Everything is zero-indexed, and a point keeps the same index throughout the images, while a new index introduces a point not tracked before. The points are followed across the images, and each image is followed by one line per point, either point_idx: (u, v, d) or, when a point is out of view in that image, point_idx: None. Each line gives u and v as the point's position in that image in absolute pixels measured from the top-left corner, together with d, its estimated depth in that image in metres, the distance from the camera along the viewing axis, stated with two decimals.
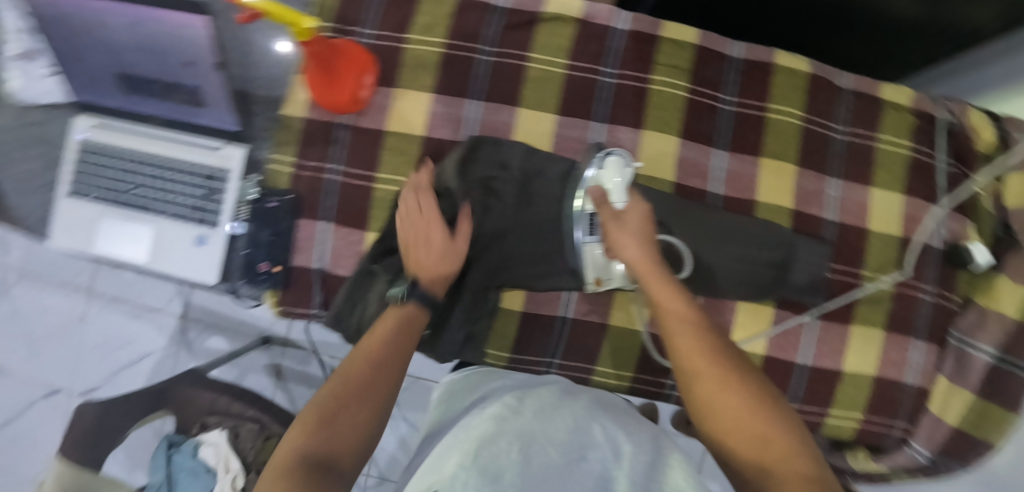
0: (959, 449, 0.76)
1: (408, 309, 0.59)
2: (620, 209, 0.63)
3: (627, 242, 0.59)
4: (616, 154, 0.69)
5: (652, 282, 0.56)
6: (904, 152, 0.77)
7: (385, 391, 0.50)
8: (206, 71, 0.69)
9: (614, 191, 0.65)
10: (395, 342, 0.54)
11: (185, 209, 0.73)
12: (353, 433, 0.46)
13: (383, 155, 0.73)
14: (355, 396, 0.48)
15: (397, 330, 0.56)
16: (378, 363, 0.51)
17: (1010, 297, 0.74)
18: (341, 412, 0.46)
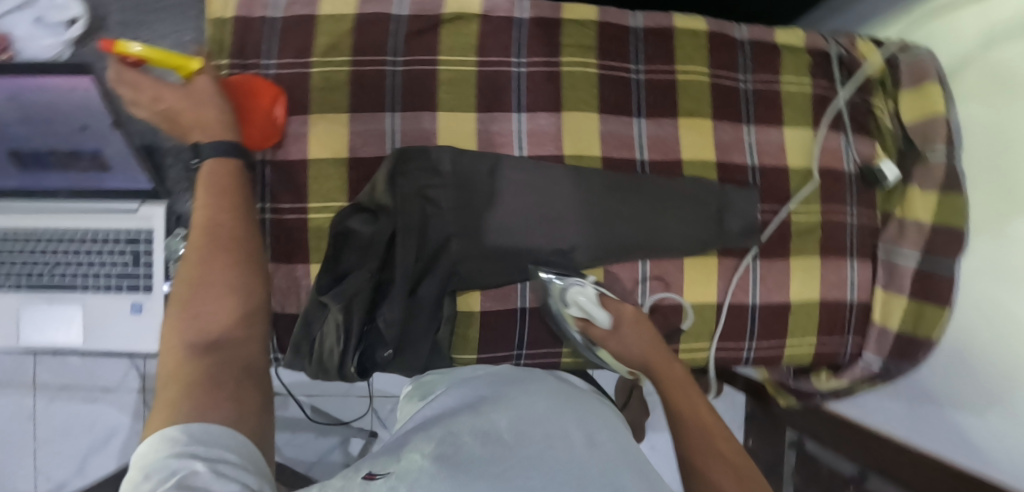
0: (906, 353, 0.81)
1: (210, 167, 0.58)
2: (609, 331, 0.70)
3: (634, 349, 0.69)
4: (574, 282, 0.70)
5: (669, 379, 0.64)
6: (806, 89, 0.82)
7: (240, 246, 0.54)
8: (104, 133, 0.64)
9: (593, 314, 0.69)
10: (220, 213, 0.55)
11: (113, 279, 0.70)
12: (217, 308, 0.50)
13: (312, 183, 0.72)
14: (207, 268, 0.51)
15: (213, 190, 0.56)
16: (211, 231, 0.54)
17: (922, 204, 0.80)
18: (203, 296, 0.50)
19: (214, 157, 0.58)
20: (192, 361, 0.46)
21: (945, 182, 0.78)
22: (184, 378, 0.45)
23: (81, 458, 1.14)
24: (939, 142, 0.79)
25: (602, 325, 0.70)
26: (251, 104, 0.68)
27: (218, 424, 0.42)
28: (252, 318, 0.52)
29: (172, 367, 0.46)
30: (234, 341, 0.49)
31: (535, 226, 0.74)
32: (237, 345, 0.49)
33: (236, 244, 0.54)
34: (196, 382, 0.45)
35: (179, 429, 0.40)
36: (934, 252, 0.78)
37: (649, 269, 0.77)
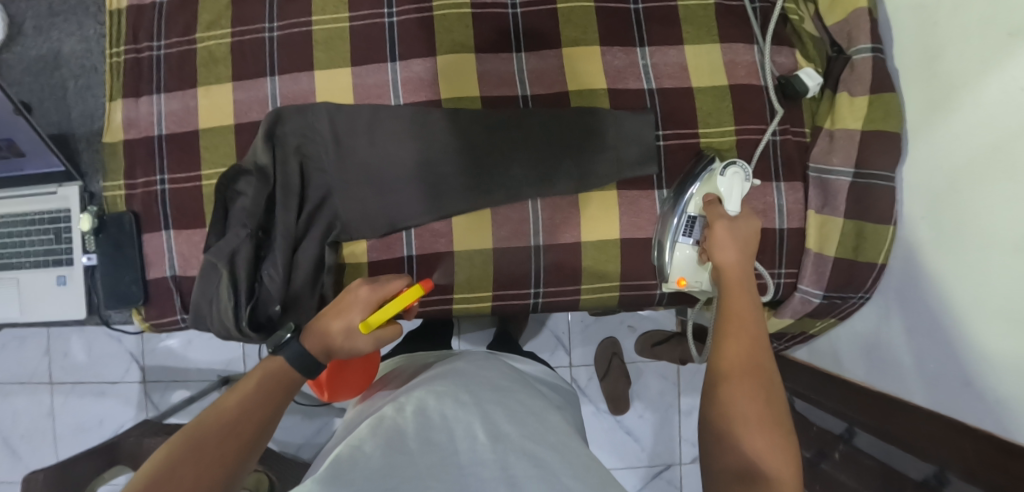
0: (849, 280, 0.72)
1: (274, 362, 0.57)
2: (732, 217, 0.63)
3: (729, 252, 0.61)
4: (739, 165, 0.66)
5: (735, 291, 0.58)
6: (708, 2, 0.75)
7: (243, 438, 0.49)
8: (11, 120, 0.70)
9: (728, 198, 0.65)
10: (255, 406, 0.52)
11: (41, 256, 0.76)
12: (196, 474, 0.44)
13: (204, 151, 0.75)
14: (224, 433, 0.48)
15: (261, 389, 0.54)
16: (232, 424, 0.49)
17: (851, 111, 0.71)
18: (183, 464, 0.44)
19: (283, 356, 0.57)
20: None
21: (875, 84, 0.68)
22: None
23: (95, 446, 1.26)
24: (864, 41, 0.69)
25: (728, 211, 0.64)
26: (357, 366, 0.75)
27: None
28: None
29: None
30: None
31: (415, 174, 0.73)
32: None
33: (247, 439, 0.49)
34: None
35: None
36: (868, 163, 0.69)
37: (540, 208, 0.73)
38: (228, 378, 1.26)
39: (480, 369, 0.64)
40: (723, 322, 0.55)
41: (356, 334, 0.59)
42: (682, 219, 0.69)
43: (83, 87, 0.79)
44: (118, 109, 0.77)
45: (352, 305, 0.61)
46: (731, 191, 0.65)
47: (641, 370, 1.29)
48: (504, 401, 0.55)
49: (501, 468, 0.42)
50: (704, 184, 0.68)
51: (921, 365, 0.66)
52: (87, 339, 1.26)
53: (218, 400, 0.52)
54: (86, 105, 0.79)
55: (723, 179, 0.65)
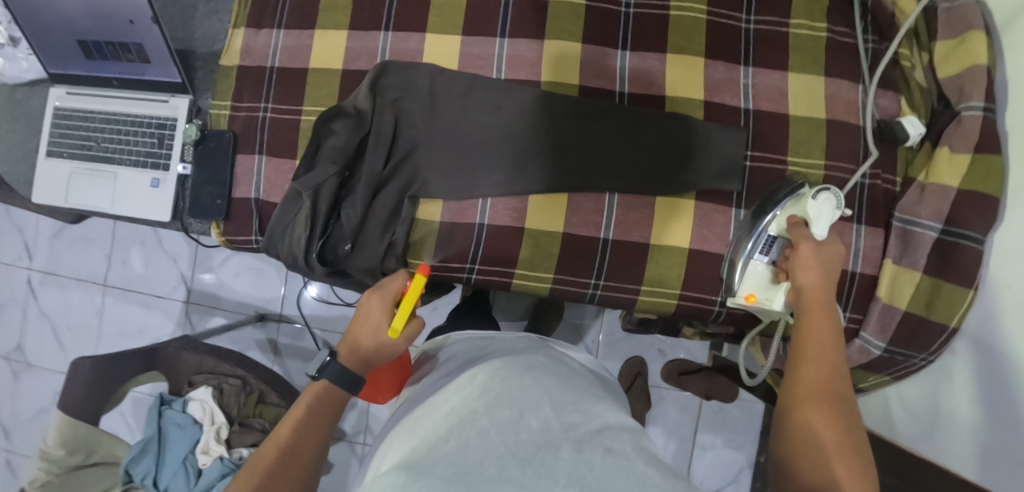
0: (915, 337, 0.70)
1: (318, 387, 0.57)
2: (818, 241, 0.62)
3: (813, 272, 0.60)
4: (833, 190, 0.63)
5: (815, 313, 0.58)
6: (821, 34, 0.75)
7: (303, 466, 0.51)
8: (146, 27, 0.76)
9: (817, 222, 0.63)
10: (309, 433, 0.54)
11: (141, 157, 0.81)
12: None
13: (308, 89, 0.79)
14: (281, 468, 0.50)
15: (311, 416, 0.55)
16: (290, 454, 0.51)
17: (948, 167, 0.70)
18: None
19: (326, 378, 0.57)
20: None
21: (980, 143, 0.67)
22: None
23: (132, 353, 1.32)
24: (977, 99, 0.68)
25: (815, 235, 0.62)
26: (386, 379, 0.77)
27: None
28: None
29: None
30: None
31: (502, 144, 0.75)
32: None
33: (305, 463, 0.52)
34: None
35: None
36: (959, 222, 0.68)
37: (616, 203, 0.74)
38: (264, 315, 1.31)
39: (541, 353, 0.67)
40: (800, 344, 0.56)
41: (387, 339, 0.60)
42: (762, 236, 0.69)
43: (212, 10, 0.84)
44: (238, 36, 0.82)
45: (372, 315, 0.62)
46: (821, 214, 0.63)
47: (663, 396, 1.27)
48: (560, 382, 0.57)
49: (579, 451, 0.44)
50: (793, 204, 0.67)
51: (974, 440, 0.65)
52: (146, 251, 1.32)
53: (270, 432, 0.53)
54: (209, 27, 0.84)
55: (813, 202, 0.63)
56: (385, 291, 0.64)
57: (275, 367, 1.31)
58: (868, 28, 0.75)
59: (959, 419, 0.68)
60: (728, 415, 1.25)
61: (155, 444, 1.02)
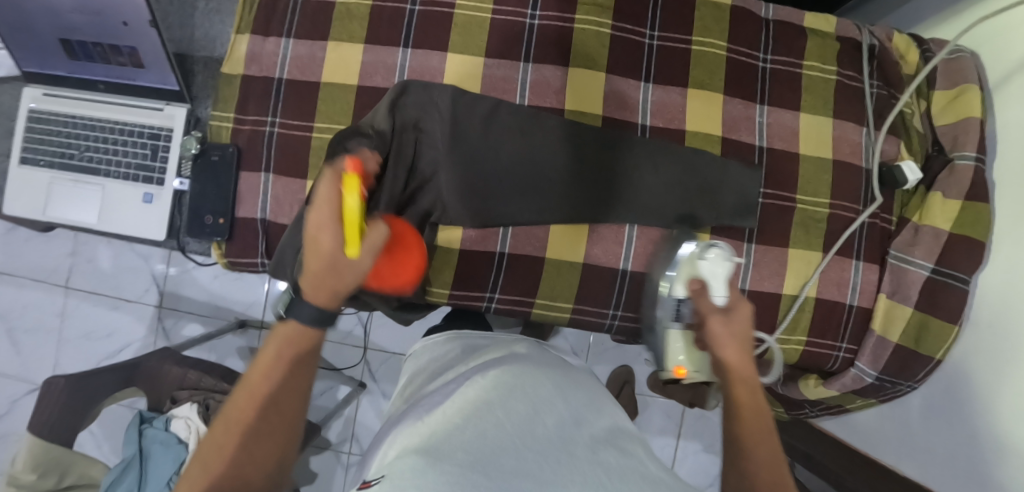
0: (904, 368, 0.75)
1: (289, 330, 0.49)
2: (725, 313, 0.55)
3: (728, 342, 0.54)
4: (720, 246, 0.64)
5: (741, 392, 0.52)
6: (831, 77, 0.78)
7: (287, 416, 0.48)
8: (143, 29, 0.69)
9: (716, 282, 0.60)
10: (289, 383, 0.48)
11: (132, 170, 0.76)
12: (257, 458, 0.47)
13: (320, 104, 0.75)
14: (252, 439, 0.47)
15: (287, 365, 0.48)
16: (268, 406, 0.47)
17: (941, 210, 0.75)
18: (240, 461, 0.46)
19: (295, 321, 0.48)
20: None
21: (971, 191, 0.72)
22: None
23: (97, 360, 1.24)
24: (970, 149, 0.73)
25: (716, 301, 0.57)
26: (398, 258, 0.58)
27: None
28: (278, 464, 0.49)
29: None
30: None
31: (524, 173, 0.74)
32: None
33: (283, 415, 0.48)
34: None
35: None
36: (949, 263, 0.73)
37: (634, 235, 0.75)
38: (245, 322, 1.24)
39: (535, 355, 0.66)
40: (736, 415, 0.52)
41: (343, 258, 0.47)
42: (672, 299, 0.66)
43: (212, 9, 0.78)
44: (242, 42, 0.76)
45: (322, 237, 0.47)
46: (717, 275, 0.60)
47: (648, 402, 1.31)
48: (566, 383, 0.58)
49: (593, 452, 0.45)
50: (688, 269, 0.64)
51: (955, 466, 0.71)
52: (114, 251, 1.24)
53: (246, 374, 0.48)
54: (209, 28, 0.78)
55: (706, 262, 0.62)
56: (329, 203, 0.47)
57: None
58: (874, 74, 0.79)
59: (939, 444, 0.74)
60: (708, 421, 1.31)
61: (138, 463, 0.95)
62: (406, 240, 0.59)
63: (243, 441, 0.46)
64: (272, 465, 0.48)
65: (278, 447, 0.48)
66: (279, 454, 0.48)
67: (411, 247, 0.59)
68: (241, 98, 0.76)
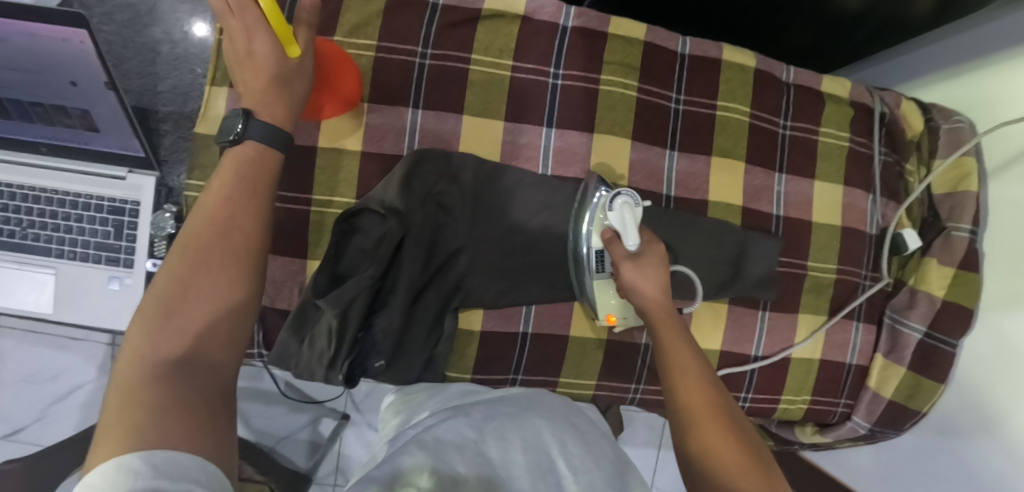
0: (895, 421, 0.79)
1: (244, 151, 0.45)
2: (633, 257, 0.59)
3: (642, 285, 0.58)
4: (626, 194, 0.63)
5: (664, 327, 0.54)
6: (844, 143, 0.78)
7: (239, 244, 0.41)
8: (97, 91, 0.56)
9: (625, 231, 0.60)
10: (245, 198, 0.42)
11: (91, 249, 0.64)
12: (205, 316, 0.38)
13: (321, 173, 0.67)
14: (200, 270, 0.39)
15: (243, 182, 0.43)
16: (227, 228, 0.41)
17: (936, 278, 0.78)
18: (186, 303, 0.38)
19: (253, 138, 0.45)
20: (159, 384, 0.34)
21: (964, 262, 0.76)
22: (139, 393, 0.33)
23: (43, 405, 1.04)
24: (966, 222, 0.76)
25: (629, 247, 0.60)
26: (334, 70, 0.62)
27: (165, 451, 0.30)
28: (237, 338, 0.39)
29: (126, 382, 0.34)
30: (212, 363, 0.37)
31: (549, 248, 0.70)
32: (216, 372, 0.37)
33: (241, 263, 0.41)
34: (152, 404, 0.33)
35: (137, 457, 0.29)
36: (940, 328, 0.77)
37: None
38: None
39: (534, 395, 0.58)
40: (665, 358, 0.52)
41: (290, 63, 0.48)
42: (590, 252, 0.65)
43: (176, 56, 0.67)
44: (219, 96, 0.65)
45: (254, 47, 0.46)
46: (626, 223, 0.61)
47: (632, 418, 1.34)
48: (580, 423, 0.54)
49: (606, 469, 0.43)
50: (593, 223, 0.65)
51: None
52: None
53: (196, 200, 0.42)
54: (177, 78, 0.67)
55: (614, 212, 0.62)
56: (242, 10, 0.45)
57: None
58: (882, 141, 0.80)
59: None
60: None
61: None
62: (340, 58, 0.62)
63: (190, 284, 0.38)
64: (229, 350, 0.39)
65: (236, 312, 0.39)
66: (237, 315, 0.39)
67: (344, 64, 0.63)
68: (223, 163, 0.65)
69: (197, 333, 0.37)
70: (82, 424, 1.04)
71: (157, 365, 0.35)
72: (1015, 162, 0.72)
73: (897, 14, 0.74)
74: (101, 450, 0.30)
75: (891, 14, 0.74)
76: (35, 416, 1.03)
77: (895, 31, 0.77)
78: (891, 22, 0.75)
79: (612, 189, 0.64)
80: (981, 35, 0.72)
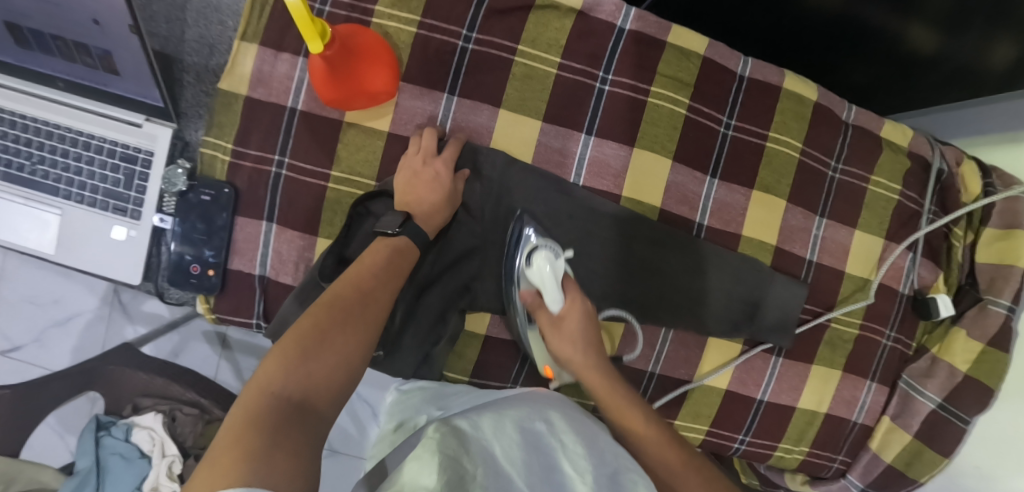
0: (888, 485, 0.78)
1: (397, 243, 0.57)
2: (554, 321, 0.59)
3: (568, 350, 0.58)
4: (546, 247, 0.60)
5: (601, 391, 0.56)
6: (894, 196, 0.74)
7: (367, 320, 0.50)
8: (120, 34, 0.52)
9: (546, 290, 0.58)
10: (385, 278, 0.54)
11: (98, 195, 0.62)
12: (331, 372, 0.45)
13: (342, 148, 0.64)
14: (340, 322, 0.48)
15: (387, 265, 0.55)
16: (363, 297, 0.51)
17: (961, 348, 0.75)
18: (321, 349, 0.45)
19: (405, 235, 0.57)
20: (281, 421, 0.38)
21: (995, 338, 0.72)
22: (260, 420, 0.38)
23: (40, 327, 1.04)
24: (1005, 297, 0.72)
25: (550, 309, 0.59)
26: (364, 64, 0.59)
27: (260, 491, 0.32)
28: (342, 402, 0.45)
29: (245, 414, 0.38)
30: (319, 416, 0.42)
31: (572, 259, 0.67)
32: (321, 423, 0.42)
33: (362, 333, 0.49)
34: (266, 429, 0.37)
35: None
36: (955, 402, 0.74)
37: (669, 338, 0.72)
38: None
39: (536, 399, 0.56)
40: (618, 427, 0.54)
41: (439, 186, 0.60)
42: (520, 310, 0.63)
43: (207, 4, 0.64)
44: (248, 53, 0.62)
45: (425, 170, 0.61)
46: (546, 278, 0.58)
47: None
48: (582, 424, 0.52)
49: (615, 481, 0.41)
50: (521, 280, 0.61)
51: None
52: None
53: (343, 273, 0.53)
54: (205, 27, 0.64)
55: (531, 271, 0.59)
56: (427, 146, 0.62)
57: (221, 364, 1.05)
58: (933, 200, 0.76)
59: None
60: None
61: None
62: (373, 51, 0.59)
63: (330, 333, 0.46)
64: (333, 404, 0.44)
65: (348, 371, 0.46)
66: (345, 374, 0.46)
67: (379, 59, 0.60)
68: (245, 124, 0.63)
69: (321, 380, 0.44)
70: (81, 348, 1.05)
71: (279, 404, 0.40)
72: None
73: (972, 64, 0.67)
74: (217, 461, 0.34)
75: (963, 64, 0.68)
76: (33, 337, 1.05)
77: (961, 84, 0.70)
78: (963, 73, 0.69)
79: (537, 237, 0.61)
80: None
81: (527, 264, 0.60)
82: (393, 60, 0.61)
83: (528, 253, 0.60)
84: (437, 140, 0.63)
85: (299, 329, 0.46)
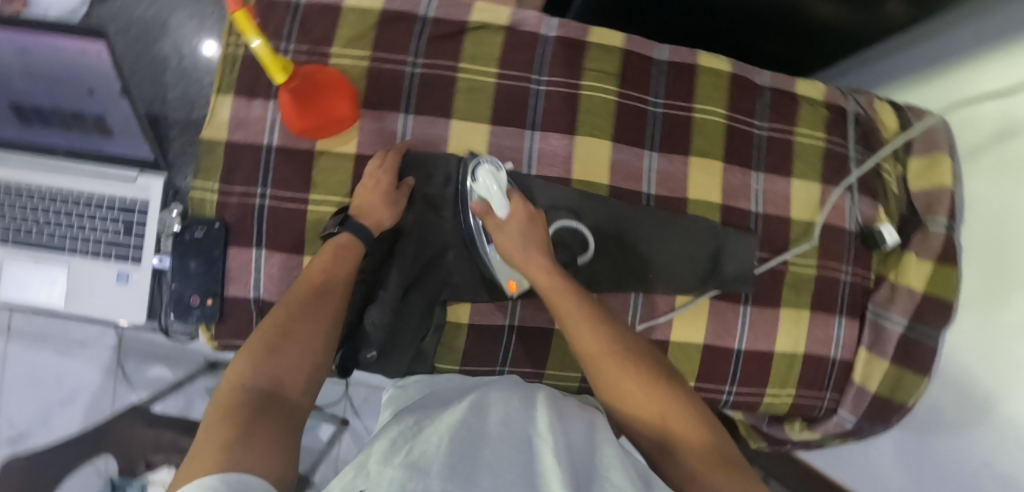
0: (880, 414, 0.80)
1: (339, 240, 0.64)
2: (501, 221, 0.64)
3: (513, 249, 0.63)
4: (487, 163, 0.67)
5: (556, 297, 0.59)
6: (819, 144, 0.82)
7: (327, 314, 0.57)
8: (111, 98, 0.61)
9: (493, 198, 0.64)
10: (336, 274, 0.61)
11: (102, 246, 0.69)
12: (296, 363, 0.51)
13: (316, 174, 0.71)
14: (303, 319, 0.55)
15: (334, 263, 0.61)
16: (321, 293, 0.58)
17: (916, 271, 0.79)
18: (285, 347, 0.52)
19: (348, 232, 0.64)
20: (256, 411, 0.45)
21: (941, 255, 0.77)
22: (237, 412, 0.44)
23: (47, 408, 1.08)
24: (941, 215, 0.77)
25: (498, 214, 0.64)
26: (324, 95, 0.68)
27: (240, 472, 0.38)
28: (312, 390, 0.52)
29: (225, 407, 0.45)
30: (292, 404, 0.48)
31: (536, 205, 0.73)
32: (294, 409, 0.48)
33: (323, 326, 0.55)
34: (240, 420, 0.43)
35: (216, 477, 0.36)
36: (921, 321, 0.78)
37: (640, 301, 0.77)
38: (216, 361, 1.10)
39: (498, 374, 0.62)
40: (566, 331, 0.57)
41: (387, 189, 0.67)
42: (477, 224, 0.68)
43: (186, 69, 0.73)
44: (225, 104, 0.71)
45: (369, 179, 0.67)
46: (491, 192, 0.65)
47: None
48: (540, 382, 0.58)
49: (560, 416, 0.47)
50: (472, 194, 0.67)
51: None
52: None
53: (302, 278, 0.60)
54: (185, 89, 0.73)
55: (477, 184, 0.66)
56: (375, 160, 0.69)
57: None
58: (856, 140, 0.84)
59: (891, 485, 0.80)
60: None
61: None
62: (332, 84, 0.68)
63: (292, 331, 0.53)
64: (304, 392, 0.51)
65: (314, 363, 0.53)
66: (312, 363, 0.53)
67: (337, 89, 0.68)
68: (228, 165, 0.70)
69: (288, 371, 0.50)
70: (85, 421, 1.08)
71: (253, 396, 0.46)
72: (988, 149, 0.72)
73: (871, 23, 0.77)
74: (201, 449, 0.40)
75: (862, 23, 0.77)
76: (40, 418, 1.08)
77: (867, 38, 0.80)
78: (862, 31, 0.79)
79: (479, 158, 0.68)
80: (940, 40, 0.76)
81: (473, 179, 0.67)
82: (350, 89, 0.69)
83: (473, 170, 0.67)
84: (400, 158, 0.70)
85: (265, 333, 0.53)
